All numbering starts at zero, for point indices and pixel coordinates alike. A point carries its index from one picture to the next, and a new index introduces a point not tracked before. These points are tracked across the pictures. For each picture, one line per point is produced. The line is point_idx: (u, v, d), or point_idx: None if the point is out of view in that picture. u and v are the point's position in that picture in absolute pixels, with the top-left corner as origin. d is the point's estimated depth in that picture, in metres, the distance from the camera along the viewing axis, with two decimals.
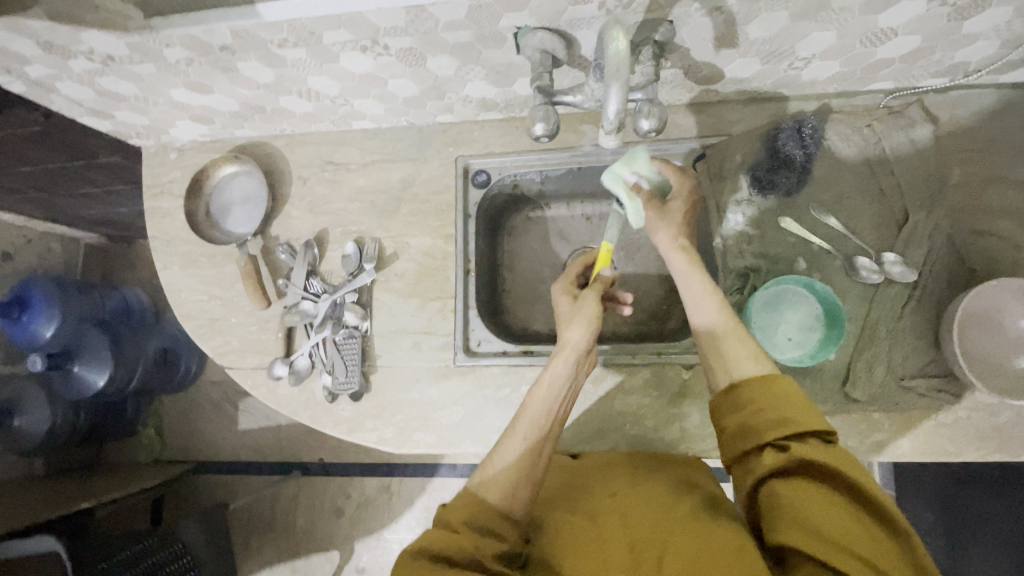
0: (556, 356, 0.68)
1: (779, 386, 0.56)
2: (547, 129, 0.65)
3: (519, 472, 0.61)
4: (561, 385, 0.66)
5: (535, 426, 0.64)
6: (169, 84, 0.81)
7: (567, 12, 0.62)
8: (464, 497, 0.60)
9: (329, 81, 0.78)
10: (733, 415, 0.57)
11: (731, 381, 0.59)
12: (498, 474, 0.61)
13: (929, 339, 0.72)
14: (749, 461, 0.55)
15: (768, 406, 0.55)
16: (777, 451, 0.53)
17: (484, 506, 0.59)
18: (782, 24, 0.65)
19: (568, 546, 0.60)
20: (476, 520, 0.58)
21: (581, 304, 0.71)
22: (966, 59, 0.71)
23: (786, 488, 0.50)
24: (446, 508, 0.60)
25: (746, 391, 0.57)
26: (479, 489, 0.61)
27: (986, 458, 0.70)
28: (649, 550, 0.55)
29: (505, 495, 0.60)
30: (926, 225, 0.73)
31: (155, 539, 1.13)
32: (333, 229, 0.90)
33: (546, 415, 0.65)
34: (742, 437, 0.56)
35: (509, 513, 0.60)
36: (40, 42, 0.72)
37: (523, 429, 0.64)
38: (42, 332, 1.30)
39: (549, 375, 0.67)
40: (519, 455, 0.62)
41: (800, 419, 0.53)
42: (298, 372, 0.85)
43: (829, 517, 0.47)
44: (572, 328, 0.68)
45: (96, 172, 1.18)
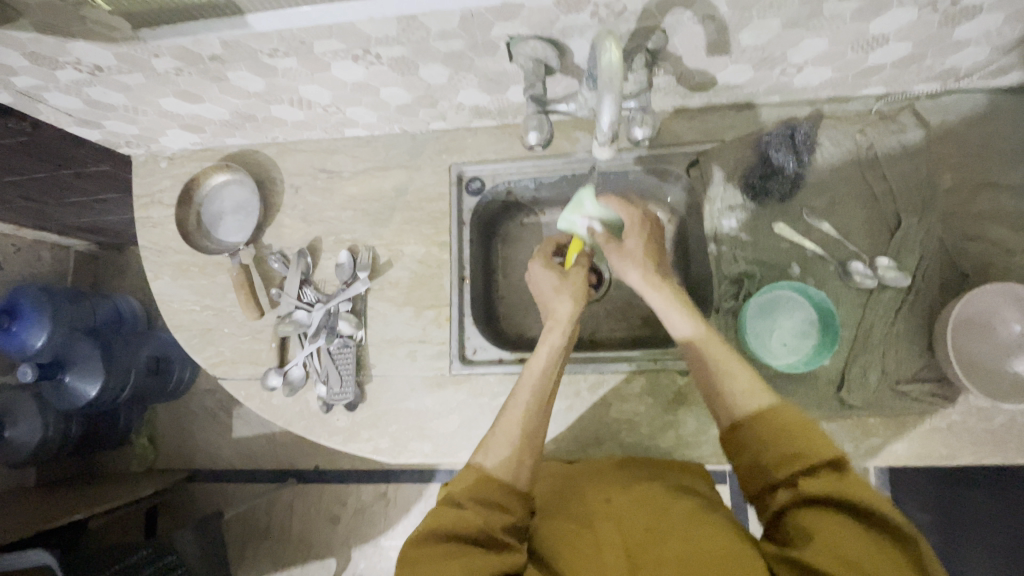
0: (552, 330, 0.71)
1: (781, 415, 0.58)
2: (540, 138, 0.65)
3: (520, 443, 0.63)
4: (556, 356, 0.69)
5: (534, 392, 0.66)
6: (158, 93, 0.80)
7: (559, 21, 0.62)
8: (471, 472, 0.61)
9: (320, 89, 0.78)
10: (743, 455, 0.59)
11: (731, 421, 0.61)
12: (503, 447, 0.62)
13: (923, 343, 0.72)
14: (769, 499, 0.55)
15: (776, 439, 0.56)
16: (790, 488, 0.53)
17: (492, 480, 0.60)
18: (773, 31, 0.66)
19: (566, 551, 0.59)
20: (483, 495, 0.58)
21: (570, 278, 0.76)
22: (958, 64, 0.72)
23: (805, 519, 0.50)
24: (451, 486, 0.61)
25: (750, 428, 0.59)
26: (486, 464, 0.61)
27: (980, 462, 0.70)
28: (647, 553, 0.54)
29: (510, 468, 0.61)
30: (919, 230, 0.73)
31: (150, 550, 1.11)
32: (326, 238, 0.89)
33: (542, 385, 0.67)
34: (756, 474, 0.57)
35: (515, 486, 0.60)
36: (26, 53, 0.72)
37: (524, 399, 0.66)
38: (31, 342, 1.28)
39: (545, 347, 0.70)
40: (522, 426, 0.64)
41: (808, 450, 0.54)
42: (292, 382, 0.85)
43: (846, 540, 0.47)
44: (563, 303, 0.73)
45: (84, 180, 1.16)
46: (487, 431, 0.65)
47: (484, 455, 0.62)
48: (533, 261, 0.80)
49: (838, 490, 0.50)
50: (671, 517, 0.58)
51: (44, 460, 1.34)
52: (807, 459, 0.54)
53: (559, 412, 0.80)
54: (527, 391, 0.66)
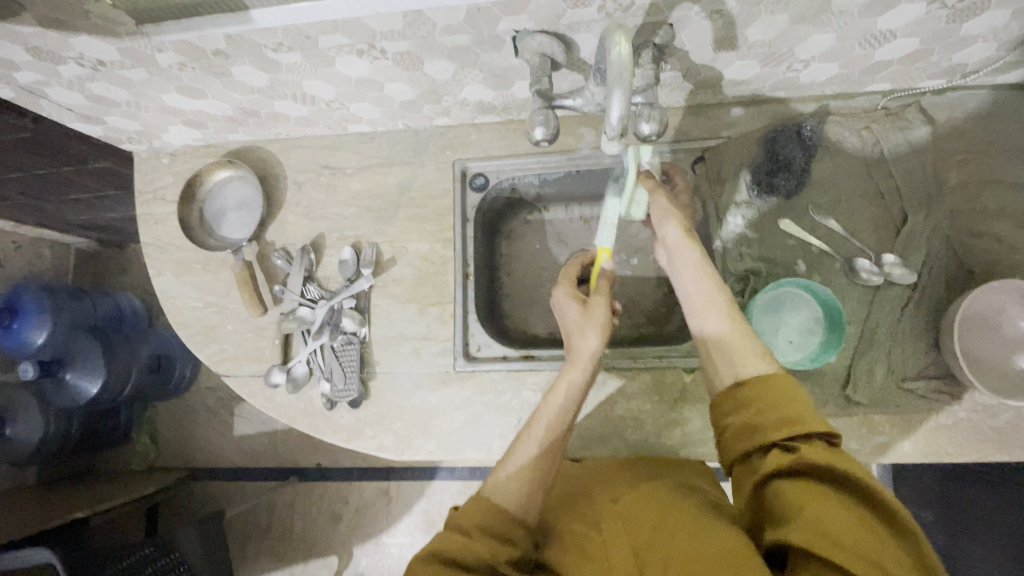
0: (573, 366, 0.69)
1: (780, 382, 0.57)
2: (546, 134, 0.65)
3: (532, 481, 0.62)
4: (576, 394, 0.68)
5: (551, 433, 0.65)
6: (161, 89, 0.80)
7: (566, 15, 0.62)
8: (480, 499, 0.61)
9: (324, 85, 0.77)
10: (739, 414, 0.58)
11: (735, 377, 0.61)
12: (513, 485, 0.61)
13: (929, 340, 0.72)
14: (755, 460, 0.54)
15: (774, 405, 0.55)
16: (782, 451, 0.52)
17: (499, 511, 0.59)
18: (780, 27, 0.65)
19: (575, 559, 0.58)
20: (490, 525, 0.58)
21: (591, 310, 0.72)
22: (965, 60, 0.71)
23: (791, 485, 0.49)
24: (460, 512, 0.60)
25: (751, 387, 0.58)
26: (495, 496, 0.61)
27: (986, 459, 0.70)
28: (652, 550, 0.54)
29: (519, 504, 0.60)
30: (925, 227, 0.73)
31: (153, 549, 1.11)
32: (330, 234, 0.89)
33: (560, 426, 0.66)
34: (747, 434, 0.56)
35: (522, 521, 0.60)
36: (29, 48, 0.71)
37: (541, 437, 0.65)
38: (33, 339, 1.28)
39: (565, 385, 0.68)
40: (535, 464, 0.63)
41: (804, 417, 0.53)
42: (296, 380, 0.84)
43: (831, 513, 0.45)
44: (586, 338, 0.69)
45: (85, 177, 1.16)
46: (498, 465, 0.64)
47: (495, 489, 0.62)
48: (557, 290, 0.78)
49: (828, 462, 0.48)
50: (677, 512, 0.57)
51: (45, 458, 1.34)
52: (801, 428, 0.52)
53: None
54: (545, 429, 0.65)
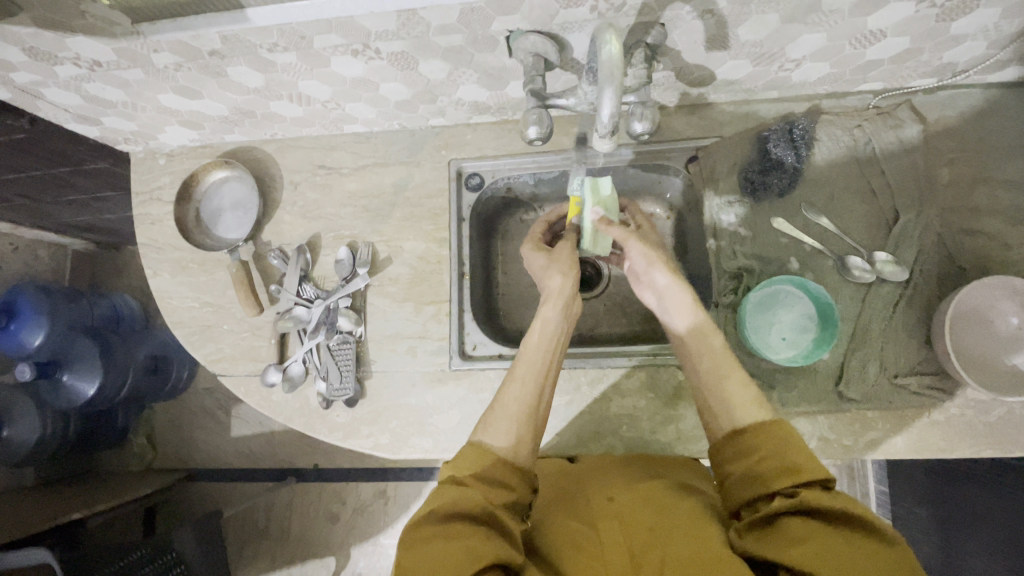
0: (547, 305, 0.73)
1: (782, 429, 0.58)
2: (540, 132, 0.65)
3: (522, 417, 0.64)
4: (554, 330, 0.71)
5: (532, 369, 0.68)
6: (157, 89, 0.80)
7: (559, 15, 0.62)
8: (470, 447, 0.61)
9: (320, 85, 0.78)
10: (741, 461, 0.58)
11: (731, 428, 0.61)
12: (504, 426, 0.63)
13: (921, 337, 0.72)
14: (759, 506, 0.55)
15: (776, 451, 0.56)
16: (786, 496, 0.53)
17: (491, 456, 0.59)
18: (772, 27, 0.66)
19: (568, 551, 0.58)
20: (484, 472, 0.58)
21: (558, 256, 0.78)
22: (954, 60, 0.72)
23: (798, 527, 0.50)
24: (452, 465, 0.60)
25: (751, 434, 0.59)
26: (488, 441, 0.62)
27: (979, 454, 0.71)
28: (651, 554, 0.53)
29: (510, 443, 0.62)
30: (917, 225, 0.73)
31: (146, 551, 1.09)
32: (326, 234, 0.89)
33: (541, 361, 0.68)
34: (750, 481, 0.56)
35: (515, 461, 0.60)
36: (25, 48, 0.71)
37: (525, 373, 0.67)
38: (30, 341, 1.28)
39: (542, 321, 0.71)
40: (523, 401, 0.65)
41: (806, 464, 0.54)
42: (292, 378, 0.85)
43: (841, 556, 0.46)
44: (554, 278, 0.74)
45: (82, 178, 1.16)
46: (486, 409, 0.65)
47: (488, 433, 0.63)
48: (524, 247, 0.83)
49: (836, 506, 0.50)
50: (676, 520, 0.57)
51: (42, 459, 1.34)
52: (805, 474, 0.53)
53: (560, 408, 0.80)
54: (526, 366, 0.68)
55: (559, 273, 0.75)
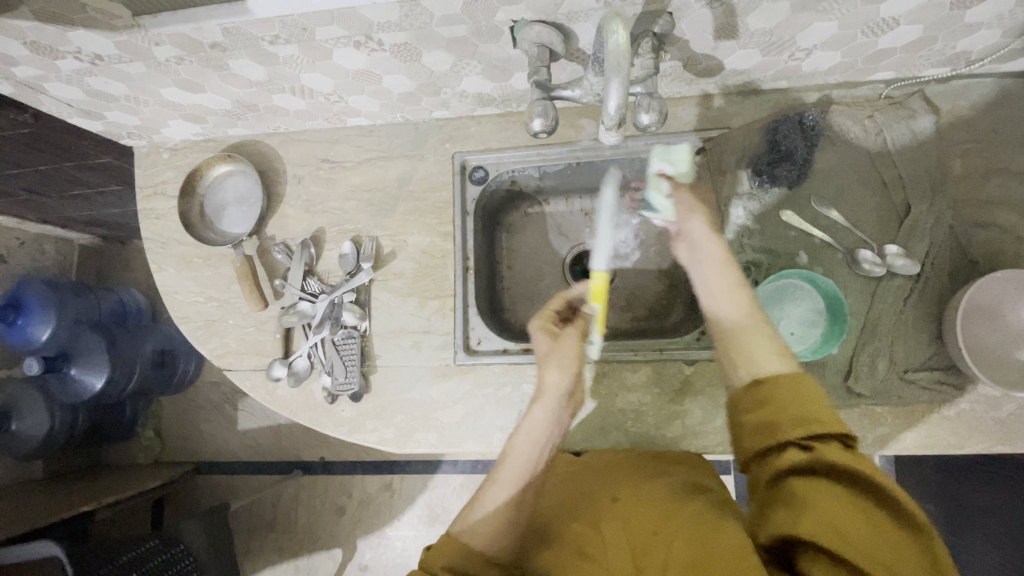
0: (538, 404, 0.68)
1: (801, 380, 0.54)
2: (545, 125, 0.64)
3: (502, 521, 0.62)
4: (543, 434, 0.67)
5: (517, 478, 0.64)
6: (160, 83, 0.80)
7: (564, 4, 0.61)
8: (449, 539, 0.62)
9: (322, 78, 0.77)
10: (756, 411, 0.55)
11: (754, 376, 0.57)
12: (486, 526, 0.62)
13: (931, 331, 0.71)
14: (769, 457, 0.52)
15: (791, 404, 0.53)
16: (799, 449, 0.50)
17: (470, 556, 0.60)
18: (782, 15, 0.65)
19: (569, 557, 0.58)
20: (462, 569, 0.59)
21: (562, 347, 0.72)
22: (968, 49, 0.70)
23: (803, 486, 0.47)
24: (433, 553, 0.61)
25: (769, 388, 0.55)
26: (466, 537, 0.62)
27: (989, 450, 0.70)
28: (653, 557, 0.53)
29: (489, 544, 0.61)
30: (929, 217, 0.72)
31: (157, 542, 1.12)
32: (329, 229, 0.89)
33: (528, 465, 0.65)
34: (760, 434, 0.53)
35: (491, 560, 0.61)
36: (27, 42, 0.71)
37: (511, 476, 0.64)
38: (37, 335, 1.29)
39: (530, 422, 0.67)
40: (506, 510, 0.63)
41: (822, 418, 0.51)
42: (297, 373, 0.85)
43: (842, 515, 0.44)
44: (551, 372, 0.70)
45: (87, 173, 1.16)
46: (471, 502, 0.64)
47: (468, 528, 0.62)
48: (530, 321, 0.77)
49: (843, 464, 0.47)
50: (678, 519, 0.57)
51: (50, 452, 1.35)
52: (817, 426, 0.50)
53: None
54: (511, 473, 0.65)
55: (556, 369, 0.70)
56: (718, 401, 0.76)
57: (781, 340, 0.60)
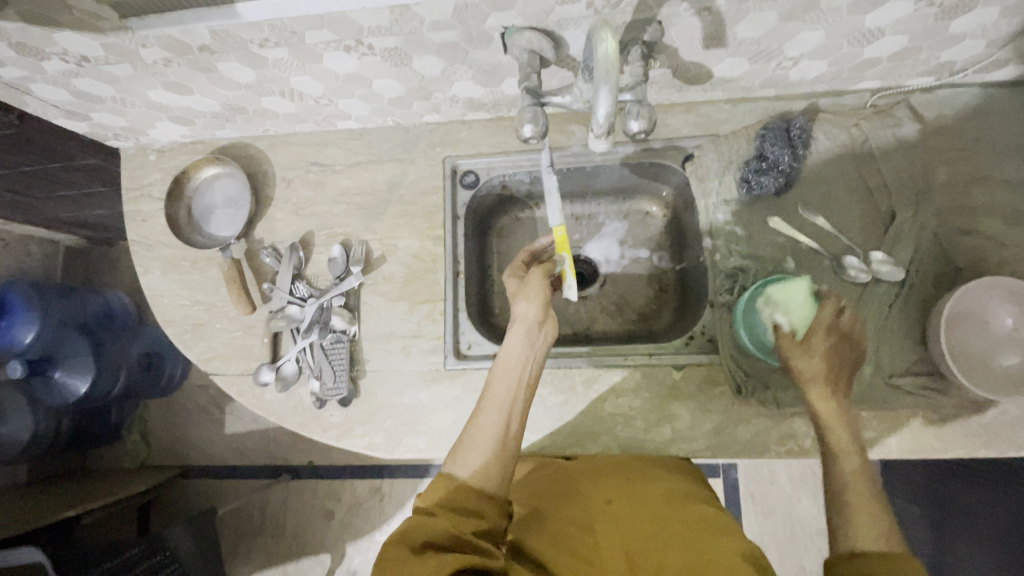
0: (512, 333, 0.70)
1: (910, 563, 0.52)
2: (535, 130, 0.64)
3: (486, 449, 0.62)
4: (517, 358, 0.68)
5: (500, 406, 0.65)
6: (147, 85, 0.79)
7: (555, 11, 0.61)
8: (440, 479, 0.61)
9: (312, 81, 0.76)
10: None
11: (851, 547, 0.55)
12: (471, 458, 0.62)
13: (916, 337, 0.72)
14: None
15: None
16: None
17: (457, 489, 0.59)
18: (771, 24, 0.65)
19: (561, 557, 0.58)
20: (451, 503, 0.58)
21: (528, 282, 0.74)
22: (952, 58, 0.72)
23: None
24: (422, 496, 0.60)
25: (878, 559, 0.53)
26: (455, 472, 0.61)
27: (973, 454, 0.71)
28: (647, 559, 0.53)
29: (477, 474, 0.61)
30: (914, 224, 0.73)
31: (142, 548, 1.10)
32: (319, 232, 0.88)
33: (506, 392, 0.66)
34: None
35: (481, 492, 0.59)
36: (11, 43, 0.70)
37: (490, 405, 0.65)
38: (20, 338, 1.25)
39: (505, 350, 0.69)
40: (491, 436, 0.63)
41: None
42: (285, 378, 0.84)
43: None
44: (519, 303, 0.72)
45: (72, 174, 1.14)
46: (455, 440, 0.65)
47: (457, 464, 0.62)
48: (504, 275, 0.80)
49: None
50: (669, 524, 0.57)
51: (32, 457, 1.33)
52: None
53: (555, 407, 0.80)
54: (494, 402, 0.65)
55: (524, 299, 0.72)
56: (707, 406, 0.77)
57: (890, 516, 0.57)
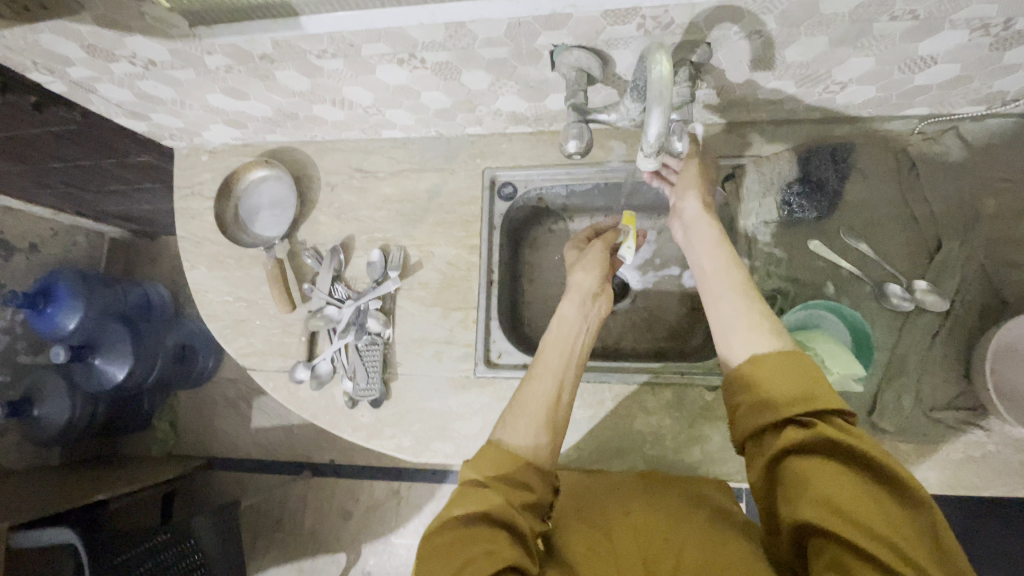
0: (566, 302, 0.74)
1: (793, 358, 0.55)
2: (579, 146, 0.65)
3: (541, 415, 0.64)
4: (570, 326, 0.71)
5: (554, 374, 0.67)
6: (206, 89, 0.82)
7: (605, 31, 0.62)
8: (490, 447, 0.62)
9: (363, 91, 0.79)
10: (750, 389, 0.56)
11: (749, 355, 0.58)
12: (524, 424, 0.63)
13: (960, 370, 0.71)
14: (767, 437, 0.53)
15: (784, 379, 0.54)
16: (796, 426, 0.51)
17: (512, 455, 0.61)
18: (820, 49, 0.65)
19: (582, 553, 0.60)
20: (504, 472, 0.59)
21: (587, 254, 0.79)
22: (1005, 89, 0.70)
23: (803, 466, 0.48)
24: (473, 465, 0.61)
25: (764, 364, 0.56)
26: (505, 436, 0.63)
27: (1015, 494, 0.68)
28: (662, 564, 0.56)
29: (529, 441, 0.62)
30: (959, 255, 0.72)
31: (169, 535, 1.13)
32: (359, 236, 0.91)
33: (559, 360, 0.68)
34: (761, 408, 0.54)
35: (533, 462, 0.61)
36: (84, 45, 0.74)
37: (544, 372, 0.67)
38: (64, 324, 1.32)
39: (559, 317, 0.72)
40: (544, 401, 0.65)
41: (820, 393, 0.52)
42: (319, 376, 0.86)
43: (845, 488, 0.46)
44: (579, 274, 0.76)
45: (126, 170, 1.20)
46: (507, 406, 0.66)
47: (507, 431, 0.63)
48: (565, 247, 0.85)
49: (826, 434, 0.48)
50: (690, 531, 0.59)
51: (70, 439, 1.38)
52: (814, 403, 0.51)
53: (582, 421, 0.80)
54: (548, 370, 0.68)
55: (581, 269, 0.76)
56: None
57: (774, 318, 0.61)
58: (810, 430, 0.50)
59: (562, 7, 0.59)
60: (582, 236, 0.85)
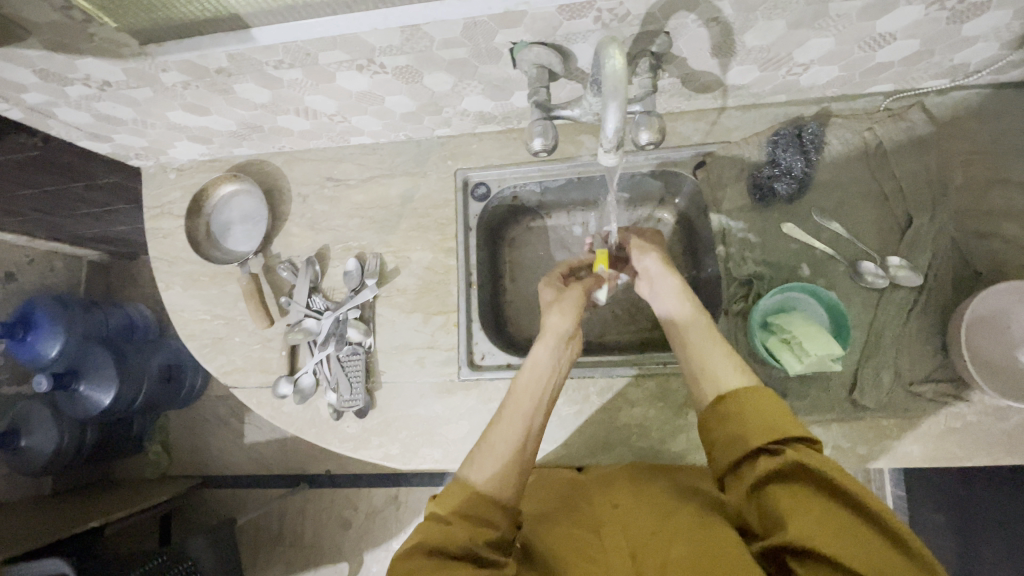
0: (539, 344, 0.72)
1: (761, 392, 0.59)
2: (545, 144, 0.65)
3: (507, 458, 0.63)
4: (543, 368, 0.70)
5: (523, 415, 0.66)
6: (166, 107, 0.81)
7: (562, 27, 0.62)
8: (456, 485, 0.61)
9: (325, 99, 0.78)
10: (722, 427, 0.60)
11: (719, 394, 0.62)
12: (490, 465, 0.63)
13: (936, 343, 0.71)
14: (743, 470, 0.56)
15: (755, 415, 0.57)
16: (768, 456, 0.54)
17: (472, 497, 0.60)
18: (778, 32, 0.65)
19: (568, 552, 0.59)
20: (466, 508, 0.59)
21: (564, 296, 0.77)
22: (966, 61, 0.71)
23: (781, 497, 0.51)
24: (438, 502, 0.61)
25: (734, 399, 0.60)
26: (472, 477, 0.62)
27: (998, 462, 0.69)
28: (649, 560, 0.54)
29: (493, 483, 0.61)
30: (930, 229, 0.72)
31: (166, 558, 1.11)
32: (334, 246, 0.90)
33: (529, 403, 0.67)
34: (733, 446, 0.57)
35: (496, 501, 0.60)
36: (36, 70, 0.73)
37: (513, 414, 0.66)
38: (46, 351, 1.30)
39: (533, 359, 0.71)
40: (510, 447, 0.64)
41: (785, 426, 0.55)
42: (302, 391, 0.85)
43: (818, 512, 0.48)
44: (553, 315, 0.74)
45: (95, 193, 1.18)
46: (473, 447, 0.65)
47: (473, 470, 0.62)
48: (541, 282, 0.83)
49: (797, 460, 0.52)
50: (676, 520, 0.58)
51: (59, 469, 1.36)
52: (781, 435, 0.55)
53: (568, 417, 0.80)
54: (518, 410, 0.66)
55: (557, 311, 0.74)
56: None
57: (740, 357, 0.65)
58: (779, 459, 0.53)
59: (516, 5, 0.59)
60: (558, 271, 0.85)
